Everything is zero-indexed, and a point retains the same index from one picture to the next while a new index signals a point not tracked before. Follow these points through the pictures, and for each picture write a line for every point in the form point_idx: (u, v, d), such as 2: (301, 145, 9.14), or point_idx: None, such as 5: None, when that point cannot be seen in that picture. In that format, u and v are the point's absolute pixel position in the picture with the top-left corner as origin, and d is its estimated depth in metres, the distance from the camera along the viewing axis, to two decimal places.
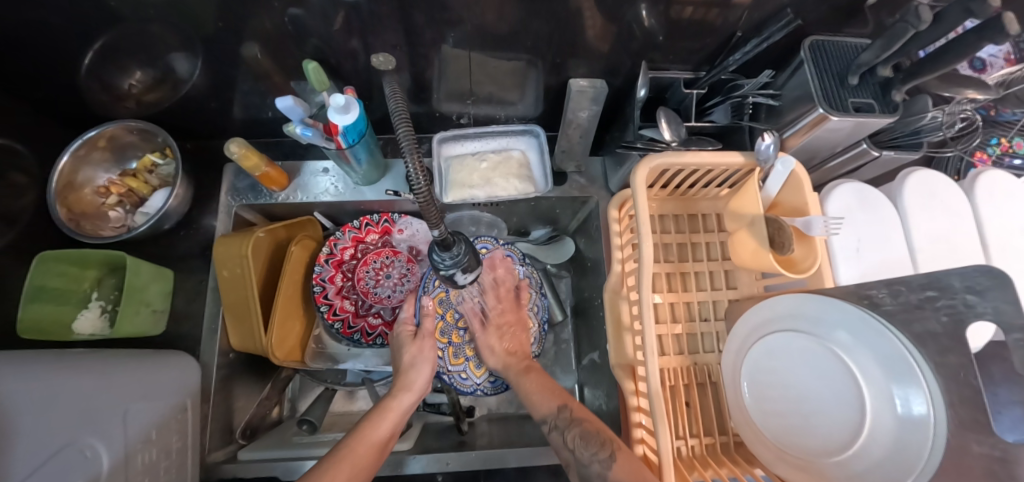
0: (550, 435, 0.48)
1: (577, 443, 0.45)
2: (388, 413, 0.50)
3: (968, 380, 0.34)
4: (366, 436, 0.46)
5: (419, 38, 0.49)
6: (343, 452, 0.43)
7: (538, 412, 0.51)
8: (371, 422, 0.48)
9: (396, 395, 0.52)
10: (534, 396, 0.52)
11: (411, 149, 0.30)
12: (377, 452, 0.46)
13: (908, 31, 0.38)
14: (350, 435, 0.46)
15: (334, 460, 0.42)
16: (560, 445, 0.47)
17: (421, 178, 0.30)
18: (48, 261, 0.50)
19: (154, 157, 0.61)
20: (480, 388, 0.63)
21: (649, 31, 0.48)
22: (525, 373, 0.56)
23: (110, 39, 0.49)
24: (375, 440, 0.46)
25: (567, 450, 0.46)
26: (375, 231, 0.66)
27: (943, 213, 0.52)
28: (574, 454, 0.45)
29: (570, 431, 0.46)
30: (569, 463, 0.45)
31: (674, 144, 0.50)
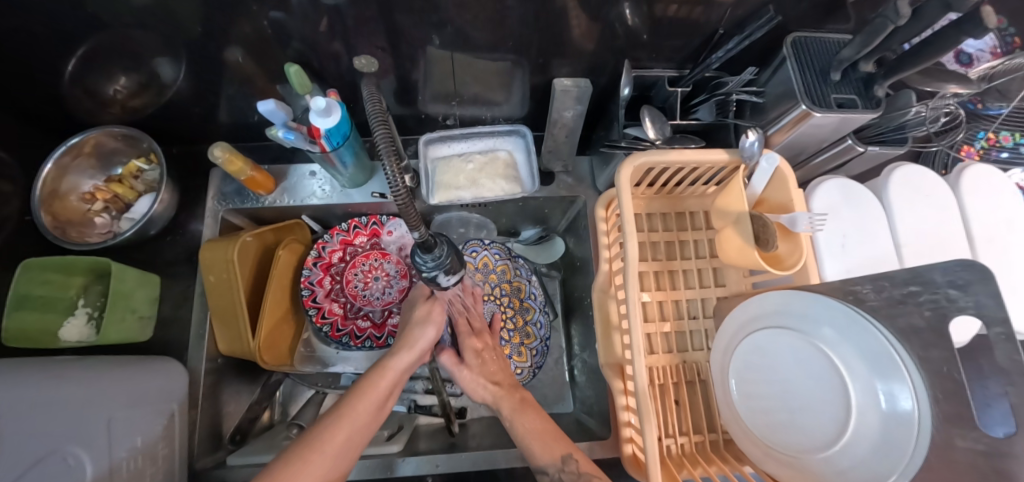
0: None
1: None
2: (387, 372, 0.49)
3: (951, 374, 0.33)
4: (364, 395, 0.46)
5: (403, 39, 0.49)
6: (342, 411, 0.44)
7: (537, 463, 0.47)
8: (371, 379, 0.48)
9: (397, 354, 0.51)
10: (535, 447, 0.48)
11: (388, 154, 0.30)
12: (375, 409, 0.46)
13: (888, 26, 0.38)
14: (348, 394, 0.47)
15: (335, 419, 0.44)
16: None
17: (399, 181, 0.30)
18: (33, 268, 0.50)
19: (140, 163, 0.60)
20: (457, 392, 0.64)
21: (632, 29, 0.48)
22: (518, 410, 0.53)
23: (91, 45, 0.48)
24: (373, 400, 0.47)
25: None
26: (364, 234, 0.66)
27: (928, 208, 0.52)
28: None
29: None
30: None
31: (658, 142, 0.50)
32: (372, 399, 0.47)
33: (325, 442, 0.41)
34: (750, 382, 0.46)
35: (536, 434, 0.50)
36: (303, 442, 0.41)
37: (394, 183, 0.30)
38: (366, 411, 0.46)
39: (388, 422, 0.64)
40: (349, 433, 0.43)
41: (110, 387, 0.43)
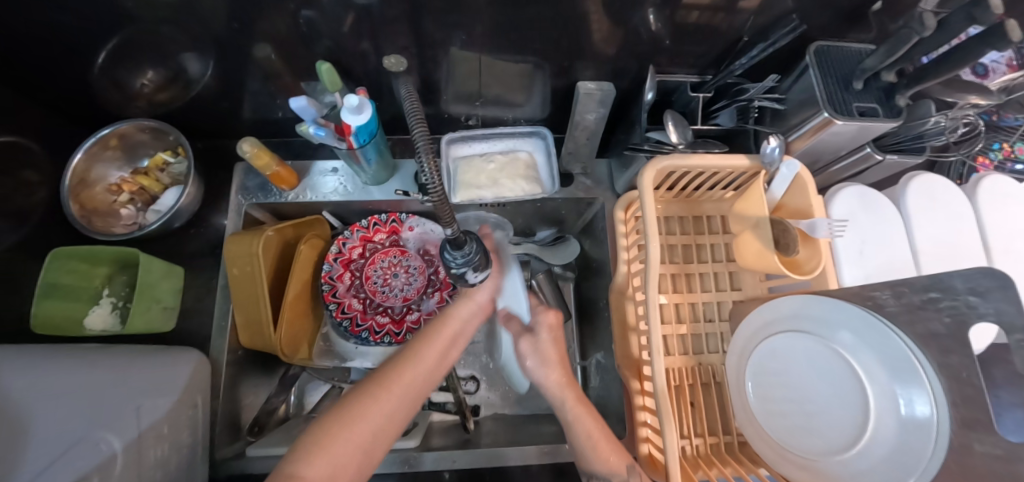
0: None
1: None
2: (453, 315, 0.47)
3: (970, 380, 0.35)
4: (434, 340, 0.44)
5: (429, 40, 0.50)
6: (414, 348, 0.43)
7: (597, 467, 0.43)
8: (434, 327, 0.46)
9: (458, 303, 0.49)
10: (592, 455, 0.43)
11: (426, 150, 0.29)
12: (447, 352, 0.45)
13: (913, 37, 0.39)
14: (418, 337, 0.45)
15: (399, 362, 0.42)
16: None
17: (436, 179, 0.30)
18: (62, 258, 0.51)
19: (166, 156, 0.61)
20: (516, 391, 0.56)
21: (655, 35, 0.49)
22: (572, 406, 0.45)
23: (123, 39, 0.49)
24: (443, 342, 0.45)
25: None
26: (383, 230, 0.66)
27: (945, 216, 0.53)
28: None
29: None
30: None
31: (680, 147, 0.51)
32: (444, 341, 0.45)
33: (391, 383, 0.39)
34: (765, 380, 0.47)
35: (603, 441, 0.44)
36: (374, 379, 0.40)
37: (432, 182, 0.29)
38: (437, 352, 0.44)
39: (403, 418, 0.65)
40: (417, 373, 0.41)
41: (129, 380, 0.43)
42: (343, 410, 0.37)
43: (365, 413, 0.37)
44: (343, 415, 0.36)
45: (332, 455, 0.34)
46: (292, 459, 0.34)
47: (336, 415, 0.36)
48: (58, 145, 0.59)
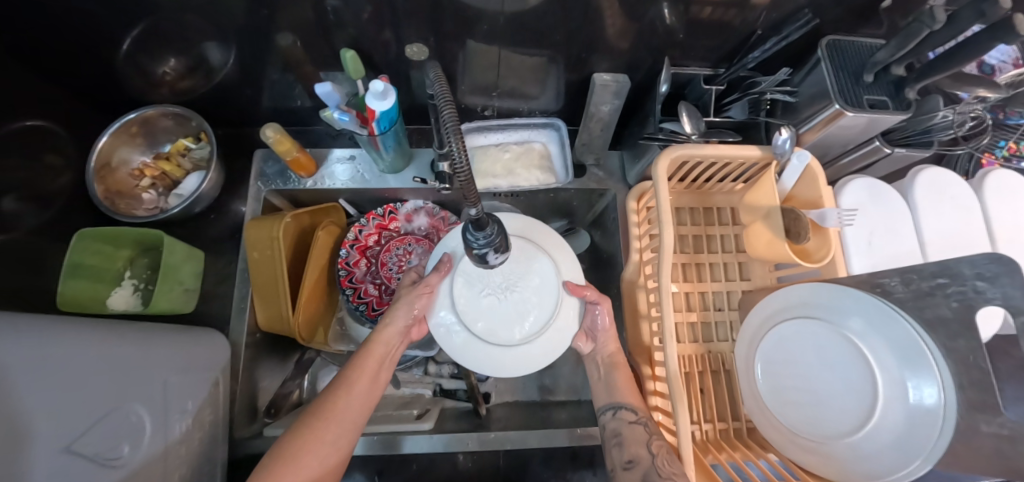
0: (630, 427, 0.49)
1: (663, 454, 0.44)
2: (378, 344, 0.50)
3: (977, 363, 0.35)
4: (360, 367, 0.49)
5: (449, 32, 0.51)
6: (343, 381, 0.48)
7: (614, 399, 0.52)
8: (360, 358, 0.49)
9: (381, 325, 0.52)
10: (619, 386, 0.53)
11: (456, 130, 0.29)
12: (374, 375, 0.49)
13: (923, 30, 0.40)
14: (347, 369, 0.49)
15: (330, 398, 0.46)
16: (640, 440, 0.47)
17: (464, 160, 0.29)
18: (86, 238, 0.51)
19: (188, 141, 0.62)
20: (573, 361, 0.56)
21: (670, 29, 0.50)
22: (615, 367, 0.55)
23: (148, 28, 0.51)
24: (369, 367, 0.49)
25: (644, 449, 0.46)
26: (399, 219, 0.68)
27: (952, 208, 0.54)
28: (652, 457, 0.45)
29: (657, 441, 0.46)
30: (639, 459, 0.45)
31: (694, 137, 0.52)
32: (369, 365, 0.49)
33: (324, 420, 0.44)
34: (773, 370, 0.48)
35: (628, 382, 0.53)
36: (309, 418, 0.45)
37: (460, 162, 0.29)
38: (367, 381, 0.48)
39: (415, 404, 0.66)
40: (349, 402, 0.46)
41: (149, 352, 0.43)
42: (283, 450, 0.42)
43: (306, 452, 0.42)
44: (286, 456, 0.41)
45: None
46: None
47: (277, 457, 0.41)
48: (82, 129, 0.60)
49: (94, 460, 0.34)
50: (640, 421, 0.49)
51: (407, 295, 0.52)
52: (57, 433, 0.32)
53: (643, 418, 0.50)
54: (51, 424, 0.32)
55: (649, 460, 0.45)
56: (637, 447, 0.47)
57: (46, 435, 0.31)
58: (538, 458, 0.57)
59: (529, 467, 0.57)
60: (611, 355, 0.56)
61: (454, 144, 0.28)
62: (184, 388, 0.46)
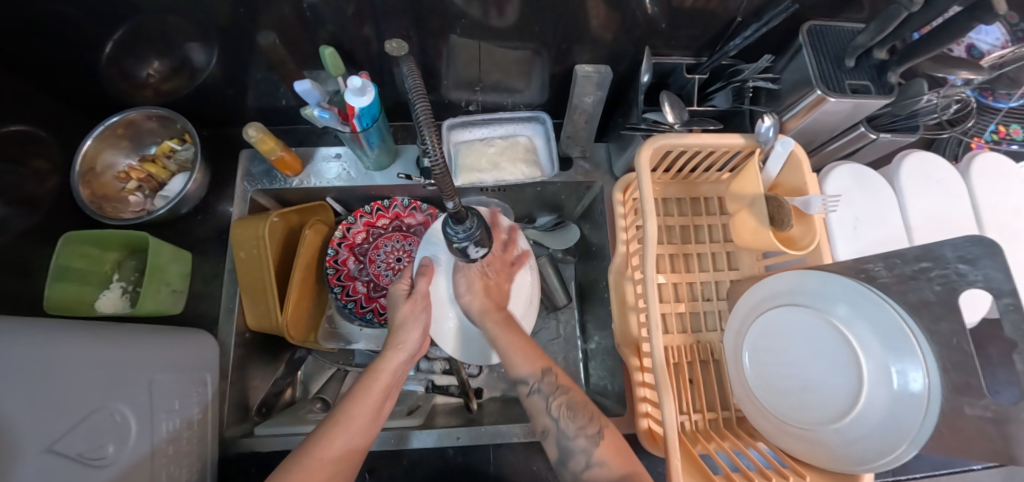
0: (528, 398, 0.48)
1: (562, 412, 0.46)
2: (382, 369, 0.48)
3: (960, 346, 0.35)
4: (364, 399, 0.46)
5: (429, 27, 0.51)
6: (341, 416, 0.45)
7: (515, 371, 0.49)
8: (363, 386, 0.47)
9: (384, 354, 0.50)
10: (512, 357, 0.49)
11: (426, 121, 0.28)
12: (376, 408, 0.46)
13: (901, 12, 0.40)
14: (347, 398, 0.46)
15: (329, 429, 0.43)
16: (541, 410, 0.47)
17: (437, 152, 0.29)
18: (72, 241, 0.52)
19: (173, 143, 0.62)
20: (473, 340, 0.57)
21: (651, 18, 0.50)
22: (499, 326, 0.51)
23: (128, 30, 0.51)
24: (373, 402, 0.46)
25: (547, 418, 0.47)
26: (386, 216, 0.68)
27: (940, 193, 0.54)
28: (554, 421, 0.46)
29: (555, 398, 0.47)
30: (547, 428, 0.46)
31: (676, 126, 0.52)
32: (372, 398, 0.46)
33: (317, 459, 0.41)
34: (763, 358, 0.47)
35: (513, 345, 0.50)
36: (300, 452, 0.42)
37: (435, 156, 0.29)
38: (370, 409, 0.46)
39: (405, 401, 0.66)
40: (348, 440, 0.43)
41: (132, 351, 0.43)
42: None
43: None
44: None
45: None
46: None
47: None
48: (68, 134, 0.60)
49: (78, 459, 0.35)
50: (536, 389, 0.48)
51: (412, 323, 0.51)
52: (42, 433, 0.32)
53: (536, 385, 0.48)
54: (31, 426, 0.32)
55: (555, 426, 0.46)
56: (541, 417, 0.47)
57: (28, 436, 0.31)
58: (528, 451, 0.58)
59: (518, 460, 0.57)
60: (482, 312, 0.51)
61: (426, 138, 0.29)
62: (171, 388, 0.46)
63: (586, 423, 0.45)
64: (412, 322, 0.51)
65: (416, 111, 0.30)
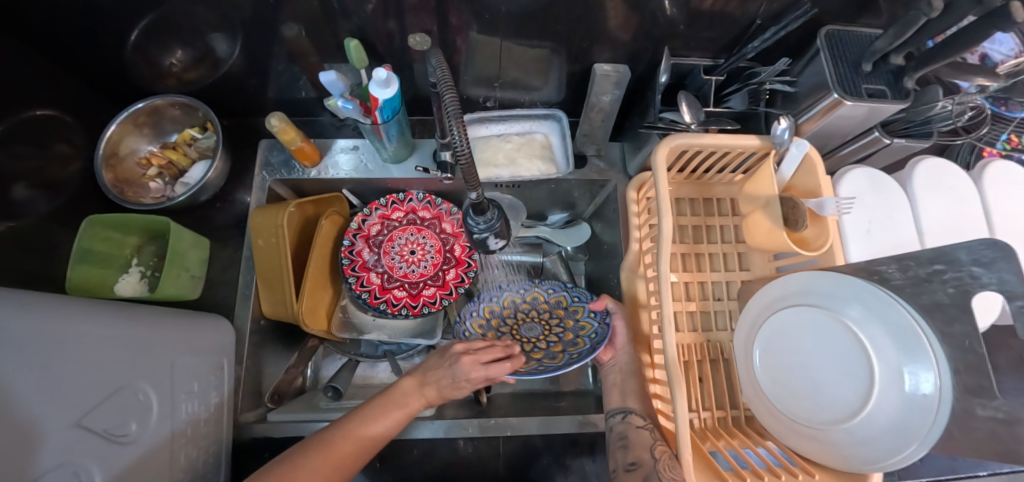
0: (635, 431, 0.53)
1: (664, 456, 0.49)
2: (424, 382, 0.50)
3: (974, 348, 0.34)
4: (395, 404, 0.48)
5: (452, 23, 0.52)
6: (370, 410, 0.47)
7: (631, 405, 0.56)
8: (399, 390, 0.49)
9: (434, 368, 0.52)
10: (631, 394, 0.57)
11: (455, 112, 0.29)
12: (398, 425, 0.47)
13: (920, 18, 0.41)
14: (383, 396, 0.49)
15: (360, 418, 0.46)
16: (645, 445, 0.51)
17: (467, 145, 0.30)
18: (94, 224, 0.53)
19: (194, 131, 0.63)
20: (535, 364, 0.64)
21: (670, 19, 0.51)
22: (634, 373, 0.59)
23: (155, 19, 0.52)
24: (400, 411, 0.48)
25: (646, 452, 0.50)
26: (401, 210, 0.68)
27: (952, 199, 0.54)
28: (653, 459, 0.49)
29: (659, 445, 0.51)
30: (641, 462, 0.49)
31: (693, 126, 0.52)
32: (401, 414, 0.48)
33: (336, 443, 0.43)
34: (772, 361, 0.48)
35: (639, 390, 0.58)
36: (324, 437, 0.43)
37: (461, 147, 0.31)
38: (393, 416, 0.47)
39: None
40: (367, 437, 0.45)
41: (153, 331, 0.44)
42: (288, 461, 0.40)
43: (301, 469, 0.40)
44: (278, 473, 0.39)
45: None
46: None
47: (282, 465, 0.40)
48: (93, 120, 0.61)
49: (103, 434, 0.35)
50: (647, 426, 0.53)
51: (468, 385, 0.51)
52: (68, 407, 0.33)
53: (649, 424, 0.54)
54: (57, 401, 0.32)
55: (650, 461, 0.48)
56: (641, 450, 0.51)
57: (53, 410, 0.32)
58: (538, 444, 0.59)
59: (528, 453, 0.58)
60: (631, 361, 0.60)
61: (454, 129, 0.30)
62: (191, 369, 0.47)
63: (676, 473, 0.46)
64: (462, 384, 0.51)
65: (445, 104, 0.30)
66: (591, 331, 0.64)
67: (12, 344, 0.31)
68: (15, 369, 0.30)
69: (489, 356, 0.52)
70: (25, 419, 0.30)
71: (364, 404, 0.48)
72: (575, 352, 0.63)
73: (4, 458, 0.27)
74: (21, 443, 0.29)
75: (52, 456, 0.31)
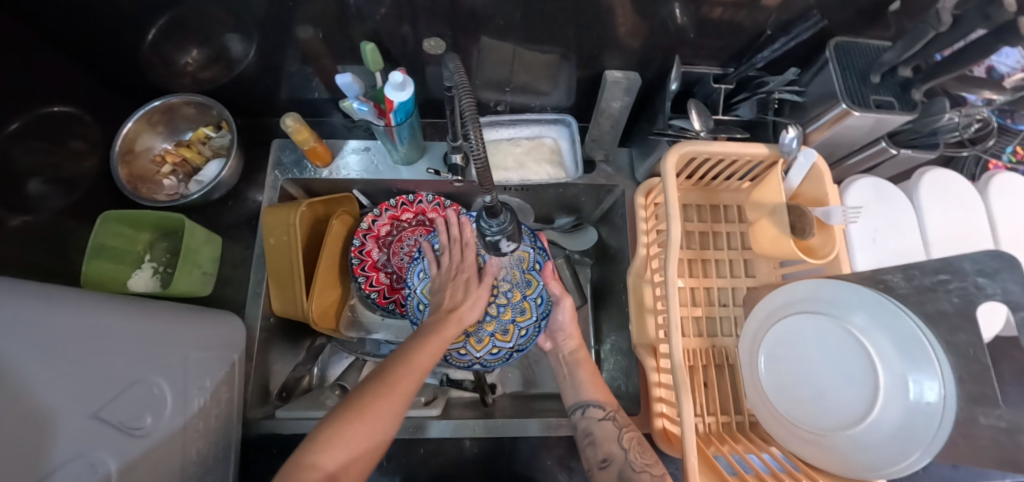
0: (602, 423, 0.52)
1: (633, 445, 0.49)
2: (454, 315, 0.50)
3: (977, 357, 0.36)
4: (439, 331, 0.48)
5: (464, 28, 0.52)
6: (415, 341, 0.46)
7: (585, 397, 0.55)
8: (439, 321, 0.49)
9: (452, 290, 0.53)
10: (585, 384, 0.57)
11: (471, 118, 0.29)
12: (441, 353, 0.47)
13: (929, 31, 0.41)
14: (427, 327, 0.49)
15: (415, 346, 0.45)
16: (612, 437, 0.50)
17: (480, 149, 0.30)
18: (109, 220, 0.53)
19: (209, 130, 0.64)
20: (478, 363, 0.59)
21: (681, 28, 0.52)
22: (579, 363, 0.61)
23: (171, 19, 0.52)
24: (445, 334, 0.48)
25: (615, 446, 0.49)
26: (411, 210, 0.69)
27: (958, 210, 0.55)
28: (623, 451, 0.49)
29: (627, 432, 0.51)
30: (612, 456, 0.48)
31: (702, 133, 0.53)
32: (443, 344, 0.47)
33: (401, 375, 0.42)
34: (778, 366, 0.47)
35: (592, 380, 0.58)
36: (381, 372, 0.43)
37: (476, 149, 0.30)
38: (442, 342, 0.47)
39: (422, 391, 0.66)
40: (422, 366, 0.44)
41: (166, 327, 0.44)
42: (359, 403, 0.39)
43: (378, 406, 0.39)
44: (360, 408, 0.39)
45: (352, 442, 0.37)
46: (306, 447, 0.36)
47: (353, 410, 0.39)
48: (109, 117, 0.63)
49: (118, 428, 0.36)
50: (608, 417, 0.52)
51: (470, 294, 0.52)
52: (87, 401, 0.33)
53: (611, 413, 0.53)
54: (76, 394, 0.33)
55: (622, 456, 0.48)
56: (609, 445, 0.50)
57: (71, 405, 0.32)
58: (542, 445, 0.59)
59: (532, 454, 0.59)
60: (573, 352, 0.62)
61: (471, 133, 0.29)
62: (203, 365, 0.48)
63: (649, 461, 0.48)
64: (467, 295, 0.53)
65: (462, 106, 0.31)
66: (528, 323, 0.59)
67: (35, 337, 0.31)
68: (36, 363, 0.30)
69: (458, 255, 0.55)
70: (44, 411, 0.30)
71: (404, 342, 0.47)
72: (500, 347, 0.59)
73: (24, 450, 0.28)
74: (39, 436, 0.29)
75: (68, 449, 0.31)
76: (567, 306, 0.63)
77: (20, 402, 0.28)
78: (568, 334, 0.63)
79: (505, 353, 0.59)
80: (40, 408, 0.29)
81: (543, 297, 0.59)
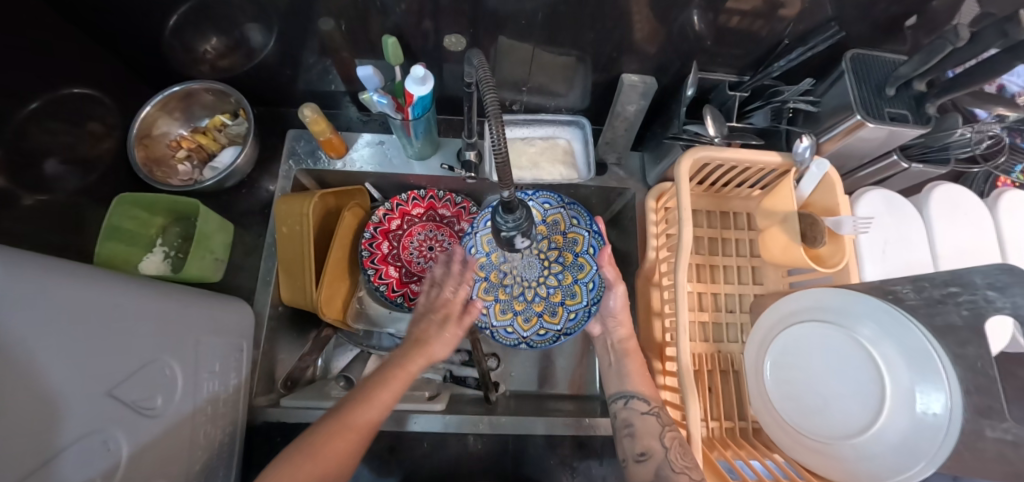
0: (643, 417, 0.51)
1: (674, 446, 0.45)
2: (419, 354, 0.49)
3: (985, 370, 0.35)
4: (400, 374, 0.48)
5: (484, 28, 0.53)
6: (373, 383, 0.47)
7: (627, 390, 0.54)
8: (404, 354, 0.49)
9: (422, 332, 0.51)
10: (630, 375, 0.55)
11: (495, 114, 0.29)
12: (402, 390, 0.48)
13: (946, 47, 0.42)
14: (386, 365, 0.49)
15: (373, 384, 0.46)
16: (652, 432, 0.49)
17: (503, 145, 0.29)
18: (124, 203, 0.54)
19: (226, 117, 0.65)
20: (525, 342, 0.64)
21: (699, 35, 0.52)
22: (628, 353, 0.57)
23: (191, 7, 0.53)
24: (405, 372, 0.48)
25: (656, 441, 0.47)
26: (422, 205, 0.70)
27: (966, 224, 0.55)
28: (664, 449, 0.46)
29: (671, 432, 0.47)
30: (652, 452, 0.47)
31: (716, 140, 0.54)
32: (404, 378, 0.48)
33: (351, 420, 0.43)
34: (786, 376, 0.47)
35: (639, 371, 0.55)
36: (332, 415, 0.44)
37: (498, 145, 0.30)
38: (401, 382, 0.47)
39: (426, 387, 0.65)
40: (378, 409, 0.45)
41: (180, 309, 0.44)
42: (301, 445, 0.41)
43: (319, 452, 0.40)
44: (301, 458, 0.40)
45: None
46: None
47: (298, 456, 0.40)
48: (127, 101, 0.63)
49: (130, 407, 0.36)
50: (652, 411, 0.51)
51: (444, 332, 0.51)
52: (103, 377, 0.34)
53: (654, 408, 0.51)
54: (95, 370, 0.33)
55: (662, 452, 0.46)
56: (649, 439, 0.48)
57: (91, 379, 0.32)
58: (545, 444, 0.60)
59: (535, 453, 0.59)
60: (622, 341, 0.59)
61: (492, 127, 0.29)
62: (211, 350, 0.48)
63: (690, 464, 0.43)
64: (441, 331, 0.52)
65: (485, 101, 0.31)
66: (578, 307, 0.64)
67: None
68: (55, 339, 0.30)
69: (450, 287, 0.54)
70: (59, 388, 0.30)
71: (365, 380, 0.47)
72: (548, 328, 0.64)
73: (40, 421, 0.28)
74: (59, 410, 0.29)
75: (86, 424, 0.31)
76: (619, 293, 0.59)
77: (44, 375, 0.28)
78: (619, 322, 0.59)
79: (553, 334, 0.64)
80: (64, 383, 0.30)
81: (595, 282, 0.64)
